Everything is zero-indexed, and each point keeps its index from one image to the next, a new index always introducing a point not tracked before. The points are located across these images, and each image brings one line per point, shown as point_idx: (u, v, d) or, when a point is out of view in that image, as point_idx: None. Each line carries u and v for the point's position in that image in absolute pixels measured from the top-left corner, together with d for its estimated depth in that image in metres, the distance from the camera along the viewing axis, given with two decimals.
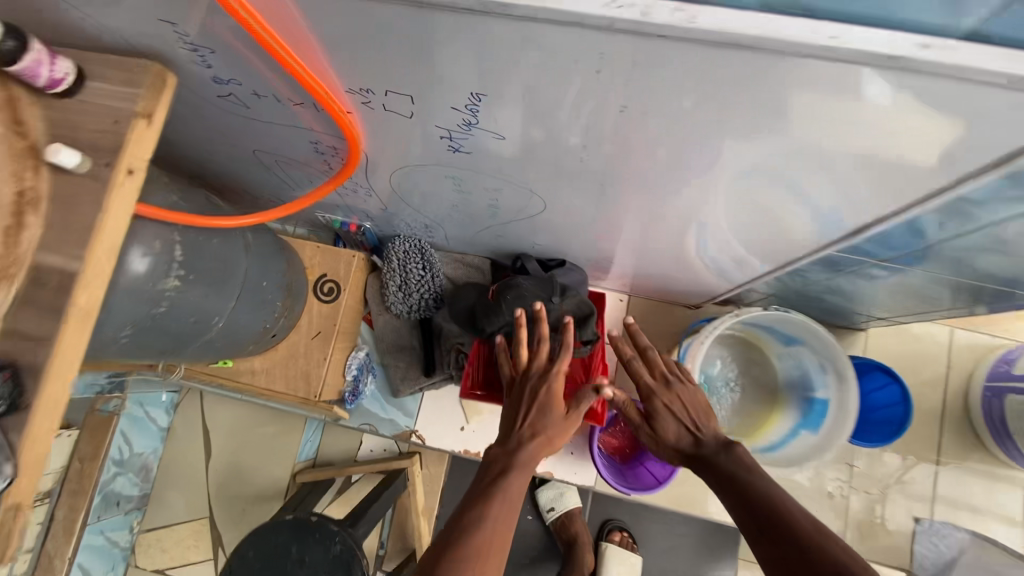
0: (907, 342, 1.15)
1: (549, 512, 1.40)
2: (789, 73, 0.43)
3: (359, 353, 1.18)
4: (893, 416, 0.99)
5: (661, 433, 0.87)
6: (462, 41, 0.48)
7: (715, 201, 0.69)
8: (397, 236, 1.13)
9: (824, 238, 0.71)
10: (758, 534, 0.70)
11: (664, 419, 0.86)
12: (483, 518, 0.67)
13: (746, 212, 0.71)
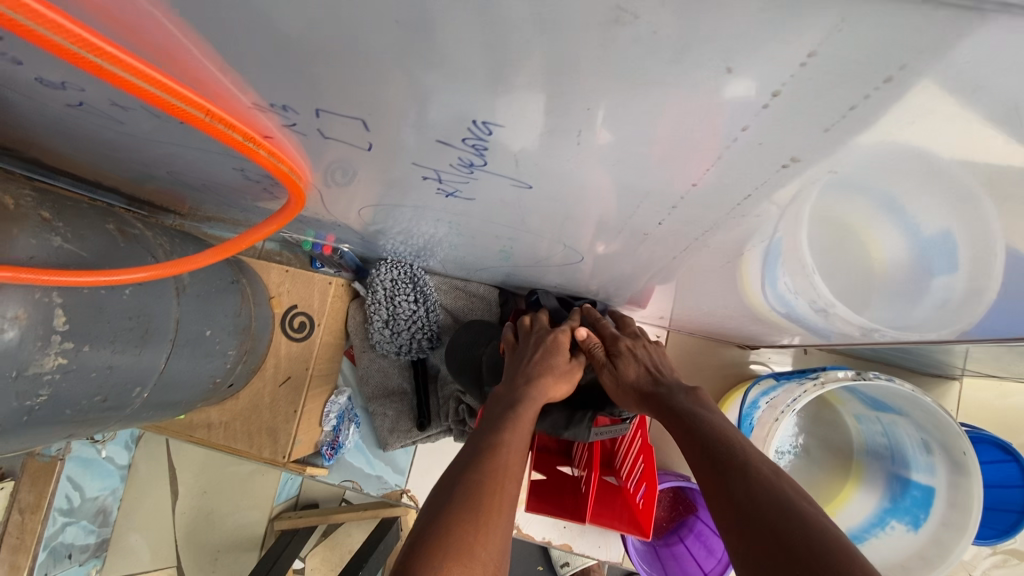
0: (1008, 396, 0.94)
1: (562, 567, 1.22)
2: (1008, 47, 0.25)
3: (338, 398, 0.98)
4: (1008, 503, 0.78)
5: (623, 370, 0.69)
6: (464, 9, 0.29)
7: (827, 235, 0.51)
8: (383, 259, 0.91)
9: (920, 273, 0.54)
10: (718, 481, 0.50)
11: (626, 363, 0.70)
12: (486, 465, 0.53)
13: (869, 249, 0.51)
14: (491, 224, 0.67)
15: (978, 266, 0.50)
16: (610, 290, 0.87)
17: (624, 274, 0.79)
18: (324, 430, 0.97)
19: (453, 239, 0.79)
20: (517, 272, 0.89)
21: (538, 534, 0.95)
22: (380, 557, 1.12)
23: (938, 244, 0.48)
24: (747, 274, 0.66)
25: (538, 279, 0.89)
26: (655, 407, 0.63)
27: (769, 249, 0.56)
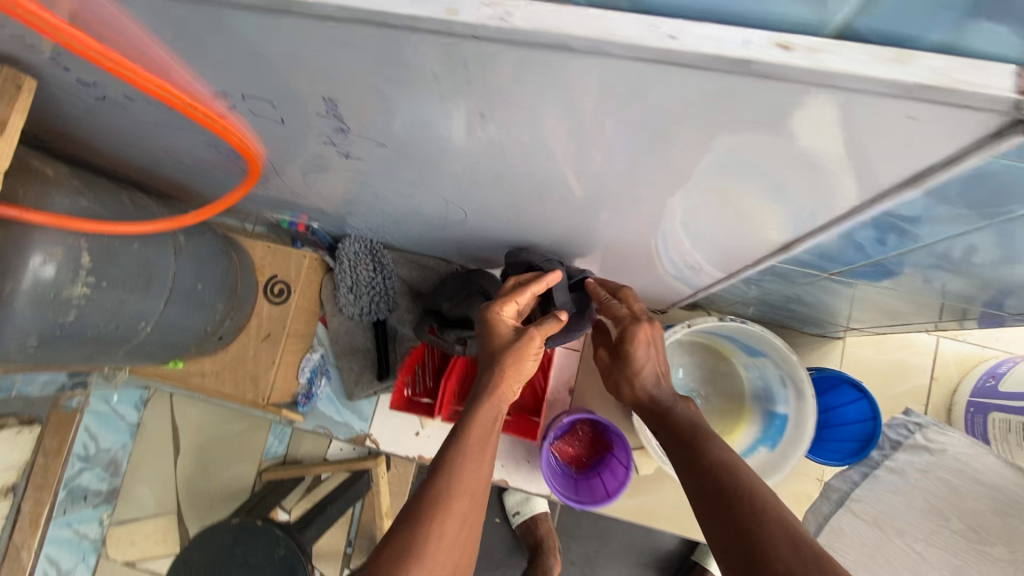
0: (884, 352, 1.08)
1: (514, 516, 1.38)
2: None
3: (313, 355, 1.16)
4: (860, 432, 0.92)
5: (632, 366, 0.82)
6: None
7: (640, 218, 0.65)
8: (348, 236, 1.09)
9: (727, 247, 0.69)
10: (725, 510, 0.60)
11: (633, 360, 0.82)
12: (439, 484, 0.63)
13: (677, 228, 0.65)
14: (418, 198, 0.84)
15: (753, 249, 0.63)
16: None
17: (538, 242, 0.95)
18: (300, 382, 1.15)
19: (397, 215, 0.96)
20: (458, 245, 1.05)
21: None
22: (353, 497, 1.27)
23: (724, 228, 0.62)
24: (617, 249, 0.83)
25: (475, 250, 1.06)
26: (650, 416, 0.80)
27: (611, 226, 0.72)
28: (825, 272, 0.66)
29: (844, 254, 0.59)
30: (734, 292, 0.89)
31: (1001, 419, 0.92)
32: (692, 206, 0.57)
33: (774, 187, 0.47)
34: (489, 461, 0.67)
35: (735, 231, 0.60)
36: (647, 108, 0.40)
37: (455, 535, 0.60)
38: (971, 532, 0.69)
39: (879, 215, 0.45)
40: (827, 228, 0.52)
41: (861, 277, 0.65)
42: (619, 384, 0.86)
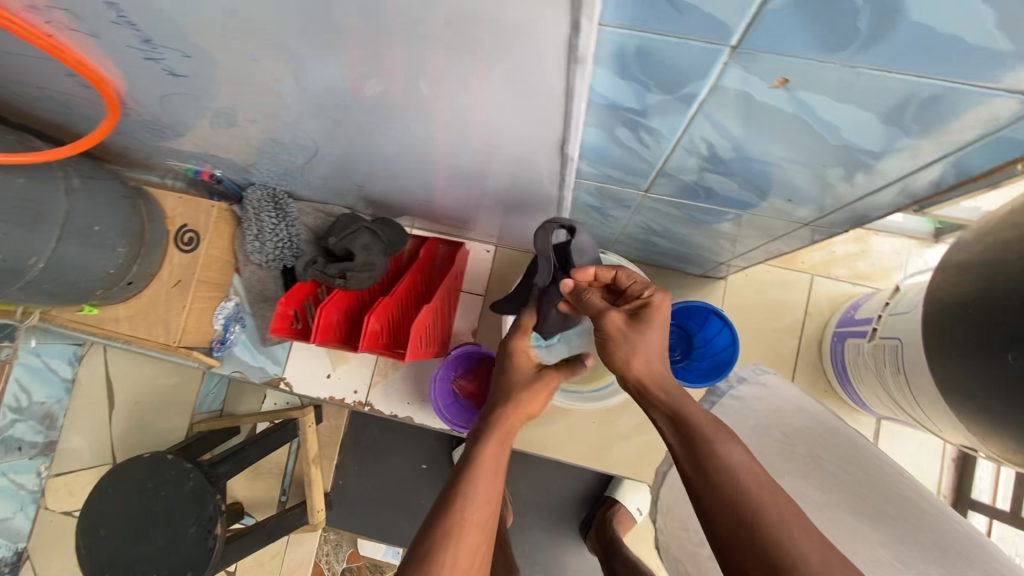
0: (764, 291, 1.15)
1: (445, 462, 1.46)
2: None
3: (227, 304, 1.21)
4: (723, 358, 0.99)
5: (639, 328, 0.65)
6: None
7: (469, 144, 0.71)
8: (253, 185, 1.14)
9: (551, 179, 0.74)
10: (744, 535, 0.51)
11: (645, 325, 0.65)
12: (441, 504, 0.66)
13: (503, 156, 0.71)
14: (296, 138, 0.89)
15: (565, 176, 0.69)
16: (428, 204, 1.09)
17: (424, 185, 1.00)
18: (217, 329, 1.20)
19: (291, 160, 1.00)
20: (358, 192, 1.10)
21: (387, 409, 1.19)
22: (275, 441, 1.32)
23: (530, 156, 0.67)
24: (482, 184, 0.88)
25: (375, 198, 1.11)
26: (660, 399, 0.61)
27: (455, 155, 0.77)
28: (642, 193, 0.72)
29: (638, 172, 0.64)
30: (601, 228, 0.95)
31: (852, 344, 0.99)
32: (493, 128, 0.62)
33: (533, 103, 0.53)
34: (499, 483, 0.69)
35: (542, 155, 0.65)
36: (364, 13, 0.46)
37: (467, 563, 0.61)
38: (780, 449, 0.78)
39: (620, 114, 0.51)
40: (605, 141, 0.58)
41: (674, 196, 0.70)
42: (608, 352, 0.66)
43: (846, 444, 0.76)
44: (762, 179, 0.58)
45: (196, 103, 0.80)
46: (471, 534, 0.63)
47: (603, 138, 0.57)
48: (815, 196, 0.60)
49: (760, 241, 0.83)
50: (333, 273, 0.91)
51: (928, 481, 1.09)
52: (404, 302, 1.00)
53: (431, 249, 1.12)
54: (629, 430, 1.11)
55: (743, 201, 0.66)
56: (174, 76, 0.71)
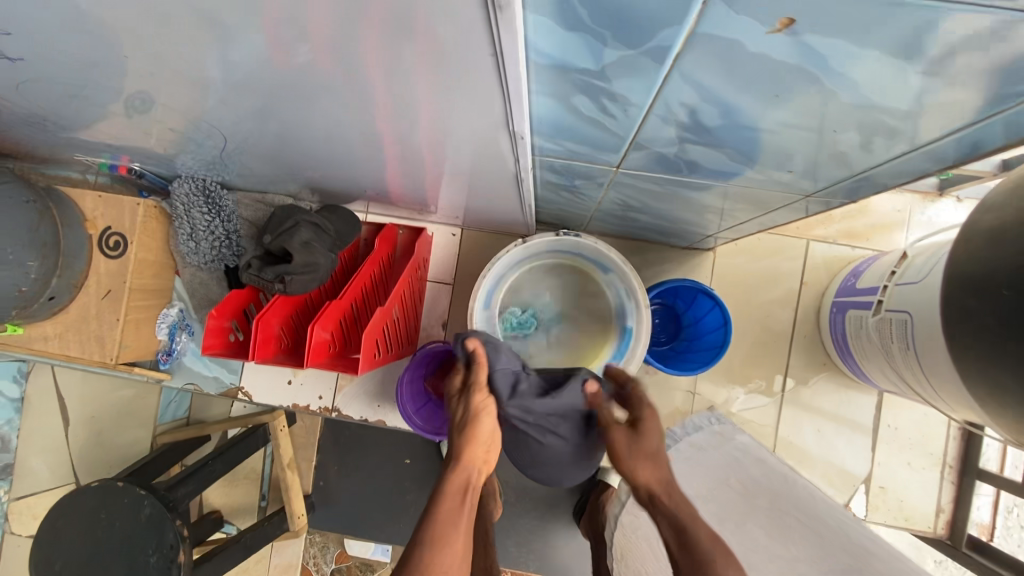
0: (757, 261, 1.06)
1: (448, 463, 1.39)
2: None
3: (171, 311, 1.11)
4: (714, 340, 0.91)
5: (642, 442, 0.71)
6: None
7: (400, 118, 0.58)
8: (179, 177, 1.00)
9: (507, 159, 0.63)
10: None
11: (647, 436, 0.72)
12: (425, 533, 0.58)
13: (442, 131, 0.58)
14: (211, 123, 0.76)
15: (516, 150, 0.57)
16: (379, 188, 0.96)
17: (371, 168, 0.87)
18: (162, 340, 1.11)
19: (214, 148, 0.87)
20: (299, 179, 0.97)
21: (356, 413, 1.10)
22: (242, 453, 1.23)
23: (476, 132, 0.56)
24: (431, 163, 0.76)
25: (320, 184, 0.98)
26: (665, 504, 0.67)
27: (389, 130, 0.64)
28: (613, 169, 0.61)
29: (603, 144, 0.53)
30: (572, 206, 0.84)
31: (853, 315, 0.91)
32: (423, 96, 0.50)
33: (459, 66, 0.41)
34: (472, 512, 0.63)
35: (485, 129, 0.53)
36: None
37: None
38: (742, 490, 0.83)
39: (573, 79, 0.39)
40: (556, 112, 0.47)
41: (651, 170, 0.59)
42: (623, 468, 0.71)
43: (790, 488, 0.81)
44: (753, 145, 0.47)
45: (75, 88, 0.66)
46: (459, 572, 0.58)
47: (558, 110, 0.46)
48: (819, 165, 0.49)
49: (753, 212, 0.73)
50: (269, 277, 0.79)
51: (932, 450, 1.03)
52: (357, 302, 0.89)
53: (386, 238, 1.00)
54: None
55: (732, 173, 0.55)
56: (32, 56, 0.58)
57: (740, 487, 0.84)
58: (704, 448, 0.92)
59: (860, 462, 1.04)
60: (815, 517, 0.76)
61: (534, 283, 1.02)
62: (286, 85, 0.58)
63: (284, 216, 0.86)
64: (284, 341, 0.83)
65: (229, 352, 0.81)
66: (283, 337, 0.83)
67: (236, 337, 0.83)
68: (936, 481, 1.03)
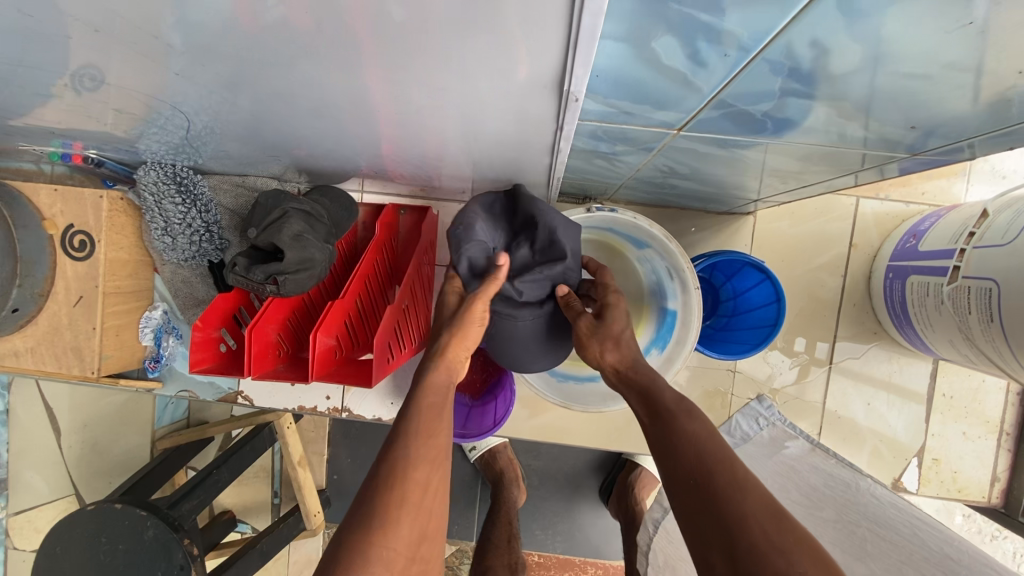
0: (801, 223, 0.95)
1: (472, 451, 1.31)
2: None
3: (154, 313, 1.00)
4: (763, 318, 0.81)
5: (606, 327, 0.68)
6: None
7: (412, 85, 0.47)
8: (144, 162, 0.86)
9: (541, 125, 0.51)
10: (708, 491, 0.50)
11: (613, 320, 0.69)
12: (389, 458, 0.51)
13: (465, 98, 0.47)
14: (173, 99, 0.63)
15: (559, 116, 0.46)
16: (378, 162, 0.84)
17: (367, 141, 0.75)
18: (147, 346, 1.00)
19: (181, 129, 0.74)
20: (284, 158, 0.85)
21: (368, 412, 1.01)
22: (245, 459, 1.15)
23: (509, 91, 0.44)
24: (441, 135, 0.64)
25: (309, 163, 0.86)
26: (634, 383, 0.63)
27: (396, 100, 0.53)
28: (672, 133, 0.50)
29: (674, 104, 0.42)
30: (604, 174, 0.72)
31: (918, 281, 0.82)
32: (447, 52, 0.39)
33: None
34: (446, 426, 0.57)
35: (523, 90, 0.43)
36: None
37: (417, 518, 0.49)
38: (804, 499, 0.80)
39: None
40: (626, 60, 0.37)
41: (723, 133, 0.48)
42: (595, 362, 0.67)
43: (852, 495, 0.78)
44: (878, 92, 0.37)
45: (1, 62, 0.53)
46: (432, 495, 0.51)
47: (632, 46, 0.35)
48: (957, 103, 0.38)
49: (822, 171, 0.62)
50: (259, 279, 0.68)
51: (989, 417, 0.96)
52: (362, 298, 0.78)
53: (387, 222, 0.88)
54: None
55: (831, 124, 0.44)
56: None
57: (804, 498, 0.81)
58: (756, 457, 0.90)
59: (913, 434, 0.97)
60: (886, 526, 0.73)
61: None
62: (262, 48, 0.45)
63: (270, 203, 0.75)
64: (282, 348, 0.72)
65: (217, 368, 0.70)
66: (281, 344, 0.72)
67: (226, 347, 0.73)
68: (993, 449, 0.96)
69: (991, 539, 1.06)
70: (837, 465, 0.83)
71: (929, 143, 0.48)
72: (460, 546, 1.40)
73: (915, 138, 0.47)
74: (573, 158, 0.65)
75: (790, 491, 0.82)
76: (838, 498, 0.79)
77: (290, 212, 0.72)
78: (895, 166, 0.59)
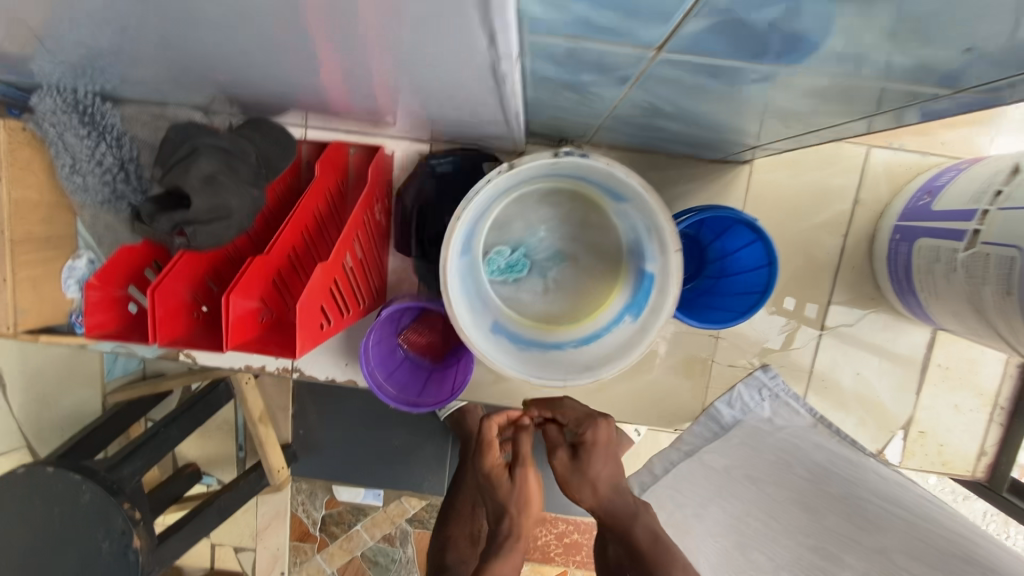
0: (802, 174, 0.85)
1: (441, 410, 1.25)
2: None
3: (77, 262, 0.90)
4: (751, 285, 0.71)
5: (585, 466, 0.62)
6: None
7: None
8: (41, 86, 0.73)
9: (484, 43, 0.40)
10: None
11: (591, 462, 0.62)
12: None
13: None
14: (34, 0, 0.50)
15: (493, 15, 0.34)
16: (318, 93, 0.72)
17: (295, 65, 0.63)
18: (75, 298, 0.92)
19: (69, 44, 0.61)
20: (206, 84, 0.72)
21: (321, 373, 0.94)
22: (198, 416, 1.08)
23: None
24: (375, 61, 0.52)
25: (237, 91, 0.73)
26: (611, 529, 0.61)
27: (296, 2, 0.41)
28: (651, 57, 0.39)
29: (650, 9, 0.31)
30: (577, 112, 0.61)
31: (928, 244, 0.73)
32: None
33: None
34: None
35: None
36: None
37: None
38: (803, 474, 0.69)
39: None
40: None
41: (715, 57, 0.37)
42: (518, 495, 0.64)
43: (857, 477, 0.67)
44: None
45: None
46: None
47: None
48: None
49: (834, 113, 0.52)
50: (165, 229, 0.58)
51: (984, 390, 0.90)
52: (294, 251, 0.68)
53: (327, 162, 0.77)
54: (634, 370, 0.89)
55: (858, 48, 0.33)
56: None
57: (802, 471, 0.70)
58: (759, 431, 0.79)
59: (901, 405, 0.91)
60: (893, 507, 0.62)
61: (525, 214, 0.82)
62: None
63: (181, 136, 0.63)
64: (200, 309, 0.63)
65: (110, 327, 0.60)
66: (198, 305, 0.63)
67: (138, 308, 0.63)
68: (983, 424, 0.91)
69: (964, 502, 1.04)
70: (839, 444, 0.77)
71: (977, 79, 0.38)
72: (430, 500, 1.38)
73: (963, 71, 0.36)
74: (537, 90, 0.54)
75: (787, 471, 0.70)
76: (831, 485, 0.67)
77: (203, 147, 0.61)
78: (921, 110, 0.49)
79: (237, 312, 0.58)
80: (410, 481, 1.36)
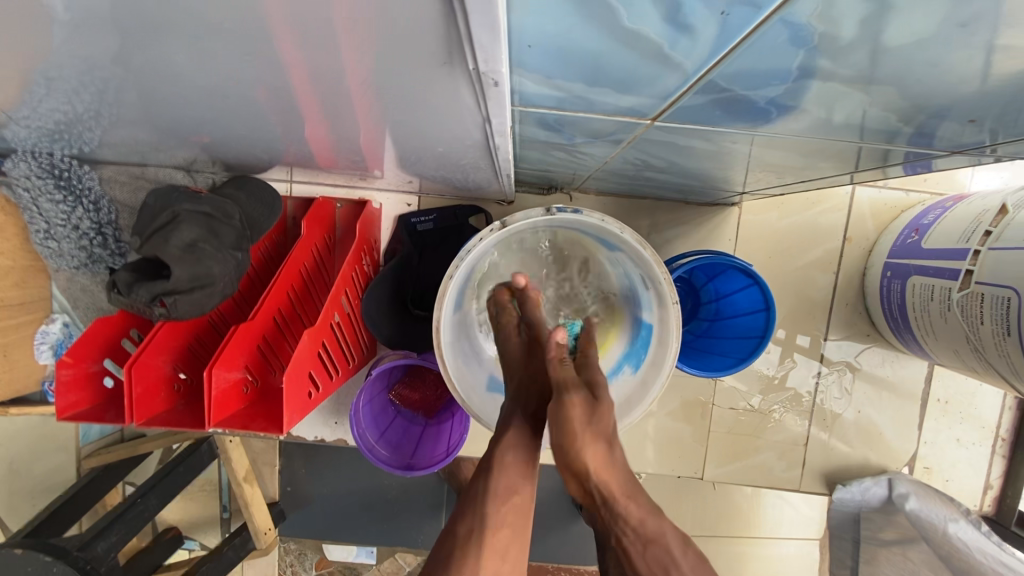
0: (790, 215, 0.86)
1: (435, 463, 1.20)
2: None
3: (51, 326, 0.86)
4: (756, 329, 0.70)
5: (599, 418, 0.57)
6: None
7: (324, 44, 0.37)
8: (9, 153, 0.70)
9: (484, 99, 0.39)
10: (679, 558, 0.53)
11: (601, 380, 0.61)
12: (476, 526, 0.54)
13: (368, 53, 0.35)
14: (17, 66, 0.48)
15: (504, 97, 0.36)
16: (306, 151, 0.71)
17: (281, 124, 0.62)
18: (48, 363, 0.87)
19: (48, 112, 0.59)
20: (188, 145, 0.70)
21: (310, 433, 0.89)
22: (178, 482, 1.04)
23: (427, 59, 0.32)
24: (366, 111, 0.52)
25: (220, 150, 0.71)
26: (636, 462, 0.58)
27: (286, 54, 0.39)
28: (644, 125, 0.38)
29: (635, 86, 0.30)
30: (567, 166, 0.60)
31: (920, 284, 0.73)
32: None
33: None
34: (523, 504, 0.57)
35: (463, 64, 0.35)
36: None
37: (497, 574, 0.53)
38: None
39: None
40: (573, 26, 0.23)
41: (712, 126, 0.36)
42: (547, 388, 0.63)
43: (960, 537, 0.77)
44: (971, 74, 0.25)
45: None
46: (517, 508, 0.56)
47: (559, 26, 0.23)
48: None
49: (824, 170, 0.51)
50: (143, 300, 0.55)
51: (985, 426, 0.89)
52: (279, 313, 0.66)
53: (316, 218, 0.75)
54: (662, 410, 0.90)
55: (854, 121, 0.33)
56: None
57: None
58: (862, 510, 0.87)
59: (904, 441, 0.90)
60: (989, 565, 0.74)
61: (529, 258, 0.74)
62: None
63: (159, 202, 0.60)
64: (180, 380, 0.61)
65: (85, 408, 0.57)
66: (178, 375, 0.61)
67: (114, 381, 0.59)
68: (986, 457, 0.89)
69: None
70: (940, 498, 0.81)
71: (962, 143, 0.37)
72: (426, 555, 1.32)
73: (974, 133, 0.33)
74: (527, 145, 0.53)
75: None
76: None
77: (179, 211, 0.58)
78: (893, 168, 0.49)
79: (218, 387, 0.55)
80: (405, 537, 1.30)
